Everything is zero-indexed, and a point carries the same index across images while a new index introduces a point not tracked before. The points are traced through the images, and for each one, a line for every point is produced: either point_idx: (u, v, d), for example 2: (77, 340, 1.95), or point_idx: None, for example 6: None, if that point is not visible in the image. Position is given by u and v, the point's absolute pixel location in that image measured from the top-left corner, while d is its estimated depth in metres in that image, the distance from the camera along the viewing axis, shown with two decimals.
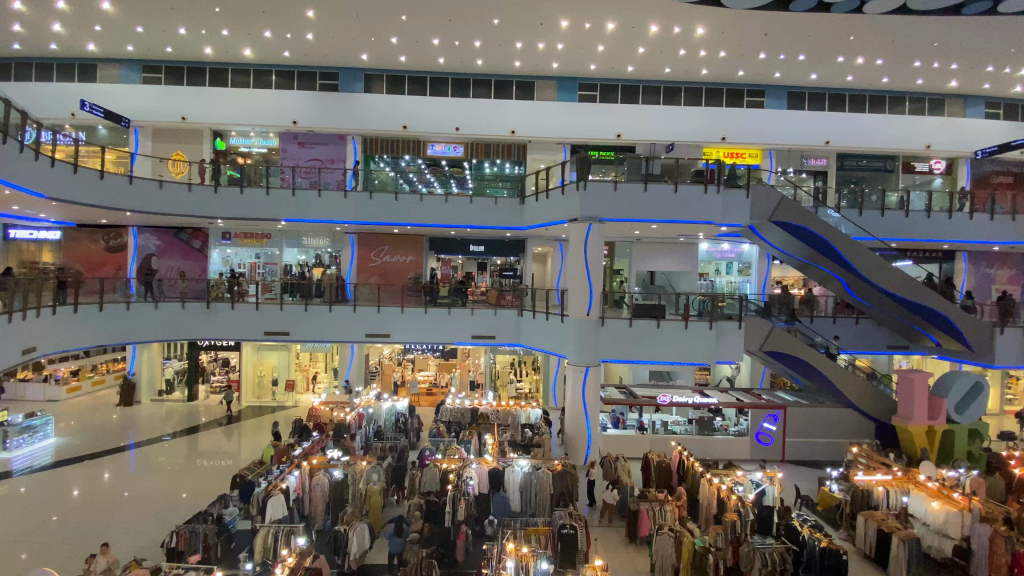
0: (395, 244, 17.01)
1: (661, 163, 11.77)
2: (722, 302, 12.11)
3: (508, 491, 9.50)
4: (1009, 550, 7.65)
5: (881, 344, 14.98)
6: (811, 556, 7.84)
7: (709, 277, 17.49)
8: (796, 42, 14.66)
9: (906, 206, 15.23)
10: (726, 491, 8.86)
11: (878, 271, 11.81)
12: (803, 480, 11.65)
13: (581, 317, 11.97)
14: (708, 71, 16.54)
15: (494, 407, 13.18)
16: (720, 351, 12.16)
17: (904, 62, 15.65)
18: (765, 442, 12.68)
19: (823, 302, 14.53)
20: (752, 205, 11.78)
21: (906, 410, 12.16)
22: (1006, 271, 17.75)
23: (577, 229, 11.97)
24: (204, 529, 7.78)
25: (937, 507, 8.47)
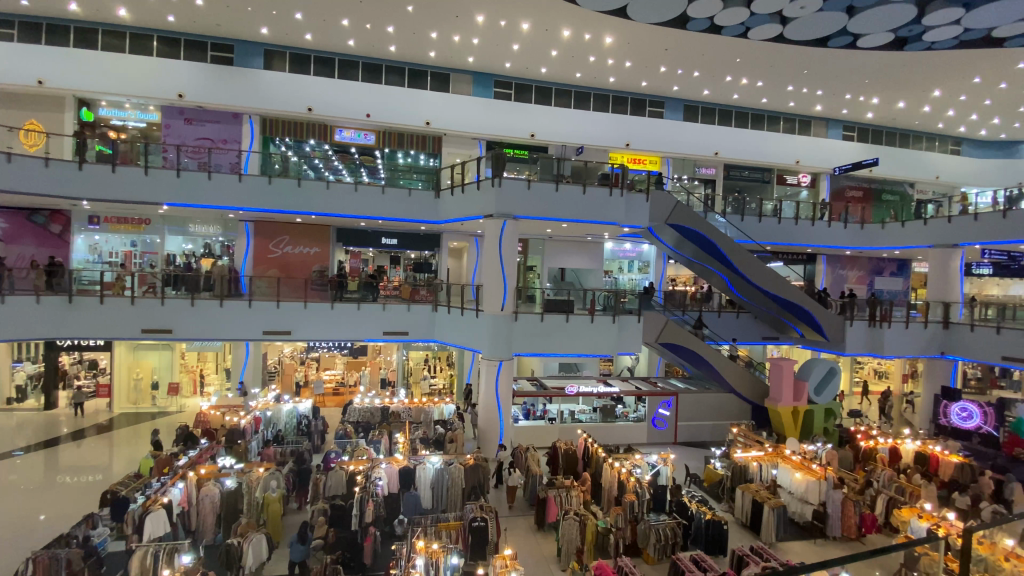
0: (297, 233, 15.66)
1: (572, 164, 11.97)
2: (624, 297, 12.73)
3: (419, 489, 9.11)
4: (857, 512, 8.99)
5: (757, 336, 16.59)
6: (698, 529, 8.46)
7: (613, 274, 18.31)
8: (692, 60, 15.74)
9: (779, 213, 17.03)
10: (626, 474, 9.18)
11: (756, 272, 13.03)
12: (692, 460, 12.57)
13: (495, 311, 11.92)
14: (615, 79, 17.23)
15: (406, 405, 12.62)
16: (622, 343, 12.76)
17: (780, 85, 17.48)
18: (659, 426, 13.54)
19: (711, 299, 15.82)
20: (651, 208, 12.50)
21: (776, 393, 13.54)
22: (855, 271, 20.61)
23: (492, 224, 11.85)
24: (68, 552, 6.54)
25: (800, 478, 9.37)
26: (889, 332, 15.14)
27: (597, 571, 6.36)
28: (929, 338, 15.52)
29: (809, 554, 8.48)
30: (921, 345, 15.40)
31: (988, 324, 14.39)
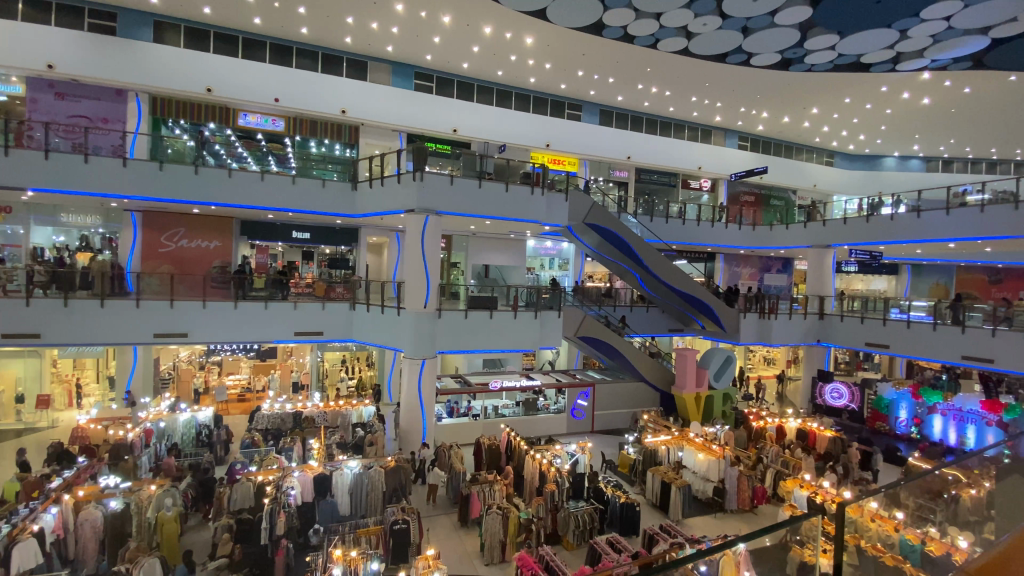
0: (194, 226, 14.22)
1: (494, 162, 11.98)
2: (545, 293, 12.99)
3: (337, 495, 8.68)
4: (750, 486, 9.96)
5: (664, 328, 17.71)
6: (613, 512, 8.90)
7: (536, 272, 18.69)
8: (607, 66, 16.39)
9: (683, 215, 18.33)
10: (546, 464, 9.38)
11: (663, 268, 13.97)
12: (607, 446, 13.21)
13: (418, 309, 11.62)
14: (535, 79, 17.47)
15: (321, 409, 11.94)
16: (544, 337, 13.01)
17: (685, 95, 18.78)
18: (578, 416, 14.01)
19: (623, 294, 16.62)
20: (570, 208, 12.86)
21: (682, 380, 14.53)
22: (748, 268, 22.81)
23: (413, 220, 11.50)
24: None
25: (703, 458, 10.17)
26: (776, 322, 16.91)
27: (519, 563, 6.43)
28: (807, 328, 17.50)
29: (710, 528, 9.24)
30: (800, 335, 17.38)
31: (855, 314, 16.62)
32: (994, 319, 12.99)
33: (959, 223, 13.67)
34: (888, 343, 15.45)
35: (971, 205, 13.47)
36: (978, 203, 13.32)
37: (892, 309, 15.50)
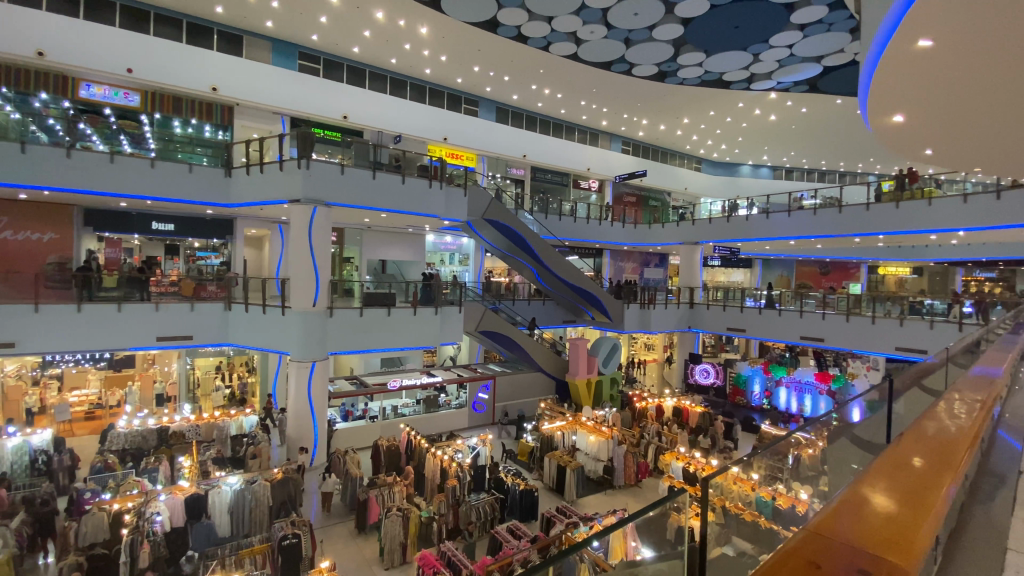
0: (20, 214, 11.85)
1: (389, 152, 11.51)
2: (445, 289, 12.89)
3: (213, 517, 7.80)
4: (635, 462, 10.86)
5: (559, 320, 18.53)
6: (513, 500, 9.11)
7: (436, 267, 18.41)
8: (502, 64, 16.57)
9: (575, 213, 19.31)
10: (448, 460, 9.36)
11: (557, 262, 14.60)
12: (507, 437, 13.60)
13: (306, 308, 10.88)
14: (431, 71, 17.17)
15: (191, 423, 10.62)
16: (444, 333, 12.90)
17: (576, 99, 19.72)
18: (479, 409, 14.08)
19: (521, 288, 17.10)
20: (469, 202, 12.88)
21: (574, 367, 15.38)
22: (631, 263, 24.80)
23: (299, 212, 10.67)
24: None
25: (594, 440, 10.82)
26: (654, 311, 18.55)
27: (421, 561, 6.41)
28: (680, 315, 19.48)
29: (600, 505, 9.92)
30: (674, 322, 19.28)
31: (718, 303, 18.87)
32: (824, 304, 15.55)
33: (798, 223, 16.26)
34: (745, 327, 17.78)
35: (806, 208, 16.00)
36: (811, 207, 15.87)
37: (747, 298, 17.86)
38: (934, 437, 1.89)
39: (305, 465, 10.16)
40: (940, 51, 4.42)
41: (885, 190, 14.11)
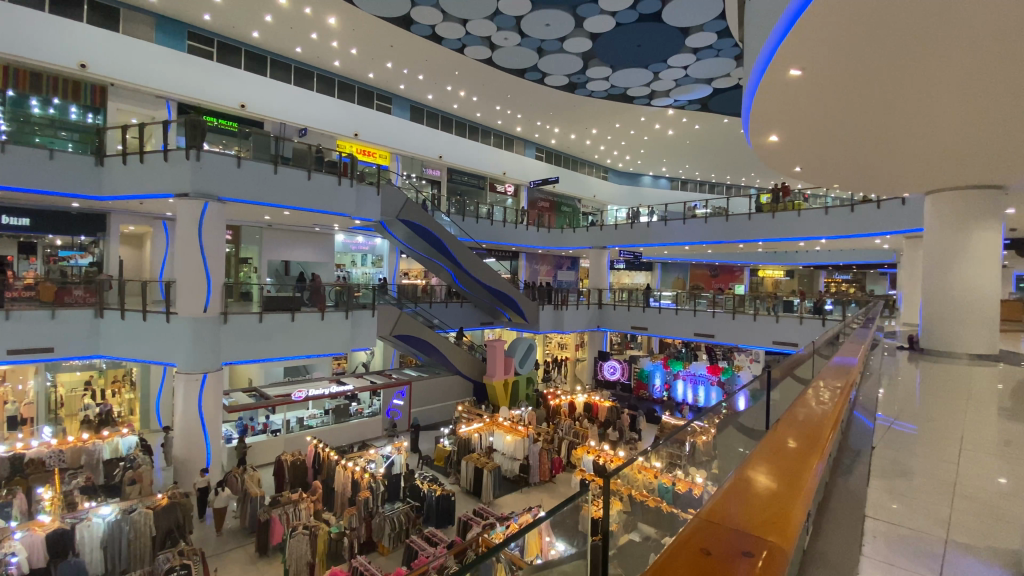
0: None
1: (293, 146, 10.85)
2: (357, 292, 12.35)
3: (82, 555, 6.77)
4: (548, 459, 11.19)
5: (476, 322, 18.51)
6: (429, 506, 8.95)
7: (345, 268, 17.61)
8: (416, 62, 16.27)
9: (491, 216, 19.37)
10: (360, 471, 8.90)
11: (474, 264, 14.63)
12: (424, 442, 13.48)
13: (196, 314, 9.86)
14: (340, 64, 16.41)
15: (53, 449, 9.11)
16: (355, 339, 12.35)
17: (491, 103, 19.92)
18: (394, 416, 13.71)
19: (438, 290, 16.90)
20: (382, 202, 12.47)
21: (490, 369, 15.49)
22: (545, 266, 25.51)
23: (187, 208, 9.65)
24: None
25: (511, 440, 10.90)
26: (567, 312, 19.26)
27: None
28: (590, 315, 20.45)
29: (516, 503, 10.08)
30: (586, 321, 20.20)
31: (624, 303, 20.10)
32: (714, 304, 17.22)
33: (691, 230, 17.86)
34: (647, 326, 19.13)
35: (699, 217, 17.57)
36: (703, 215, 17.47)
37: (649, 298, 19.27)
38: (805, 421, 2.18)
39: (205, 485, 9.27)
40: (805, 81, 5.11)
41: (763, 202, 15.92)
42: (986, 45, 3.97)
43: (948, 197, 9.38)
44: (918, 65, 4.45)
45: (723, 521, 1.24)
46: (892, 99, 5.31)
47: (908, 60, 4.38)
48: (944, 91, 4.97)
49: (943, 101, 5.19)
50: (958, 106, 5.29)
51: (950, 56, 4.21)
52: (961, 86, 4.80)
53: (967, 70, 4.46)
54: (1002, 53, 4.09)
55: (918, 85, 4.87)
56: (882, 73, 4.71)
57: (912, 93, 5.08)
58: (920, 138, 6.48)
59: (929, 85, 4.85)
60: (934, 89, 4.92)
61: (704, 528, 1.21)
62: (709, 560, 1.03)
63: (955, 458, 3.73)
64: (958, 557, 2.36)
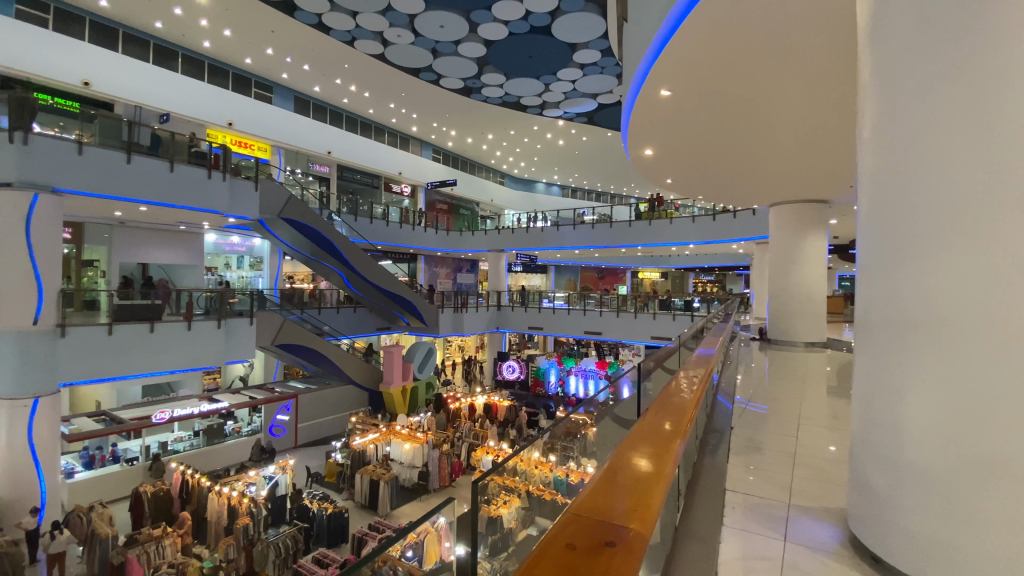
0: None
1: (152, 132, 9.49)
2: (232, 298, 11.16)
3: None
4: (448, 463, 10.93)
5: (371, 328, 17.70)
6: (319, 526, 8.34)
7: (218, 272, 15.82)
8: (300, 51, 15.17)
9: (387, 216, 18.54)
10: (237, 497, 8.09)
11: (367, 267, 13.95)
12: (313, 458, 12.53)
13: (22, 327, 8.05)
14: (210, 45, 14.76)
15: None
16: (229, 351, 11.14)
17: (384, 100, 19.25)
18: (278, 433, 12.68)
19: (328, 295, 15.89)
20: (261, 198, 11.40)
21: (387, 377, 15.00)
22: (444, 268, 25.20)
23: (9, 201, 7.86)
24: None
25: (409, 448, 10.49)
26: (466, 315, 19.25)
27: None
28: (489, 317, 20.61)
29: (415, 512, 9.79)
30: (485, 323, 20.34)
31: (521, 305, 20.65)
32: (601, 303, 18.46)
33: (582, 235, 18.95)
34: (543, 326, 19.90)
35: (587, 223, 18.76)
36: (591, 221, 18.68)
37: (544, 299, 20.10)
38: (672, 405, 2.40)
39: (35, 530, 7.72)
40: (674, 101, 5.66)
41: (642, 211, 17.41)
42: (811, 77, 4.75)
43: (787, 209, 11.08)
44: (763, 91, 5.17)
45: (597, 509, 1.23)
46: (744, 120, 6.09)
47: (755, 86, 5.08)
48: (783, 116, 5.84)
49: (783, 124, 6.09)
50: (794, 129, 6.24)
51: (786, 84, 4.95)
52: (795, 111, 5.66)
53: (799, 98, 5.28)
54: (823, 86, 4.92)
55: (764, 109, 5.65)
56: (735, 97, 5.40)
57: (760, 116, 5.89)
58: (767, 156, 7.52)
59: (770, 110, 5.68)
60: (776, 114, 5.76)
61: (577, 517, 1.20)
62: (580, 555, 0.99)
63: (794, 433, 4.37)
64: (798, 518, 2.75)
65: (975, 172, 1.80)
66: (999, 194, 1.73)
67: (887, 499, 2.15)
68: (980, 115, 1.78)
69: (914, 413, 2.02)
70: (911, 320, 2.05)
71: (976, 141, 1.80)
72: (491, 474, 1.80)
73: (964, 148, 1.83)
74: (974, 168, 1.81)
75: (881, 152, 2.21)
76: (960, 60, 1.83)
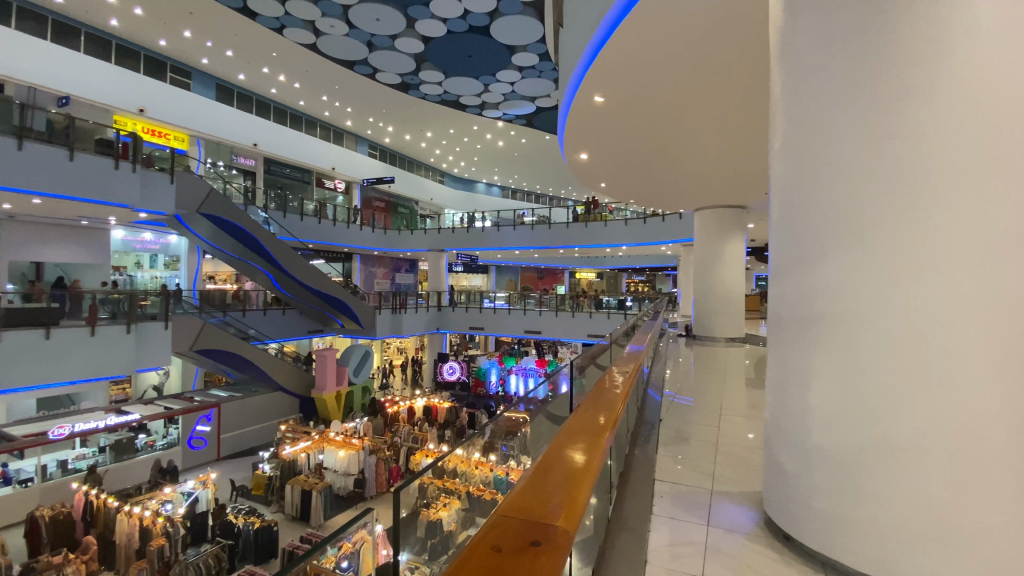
0: None
1: (46, 117, 8.49)
2: (143, 300, 10.17)
3: None
4: (387, 468, 10.70)
5: (302, 331, 16.90)
6: (246, 541, 7.83)
7: (127, 272, 14.45)
8: (223, 36, 14.19)
9: (319, 214, 17.75)
10: (150, 517, 7.44)
11: (297, 266, 13.30)
12: (238, 471, 11.76)
13: None
14: (118, 23, 13.46)
15: None
16: (141, 358, 10.19)
17: (317, 93, 18.43)
18: (197, 446, 11.76)
19: (255, 297, 14.93)
20: (177, 192, 10.52)
21: (320, 382, 14.40)
22: (382, 268, 24.52)
23: None
24: None
25: (343, 456, 10.20)
26: (405, 316, 18.86)
27: None
28: (429, 318, 20.30)
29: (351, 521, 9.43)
30: (425, 324, 20.02)
31: (462, 305, 20.51)
32: (541, 303, 18.76)
33: (521, 235, 19.15)
34: (484, 326, 19.92)
35: (527, 223, 18.98)
36: (530, 222, 18.93)
37: (485, 299, 20.13)
38: (604, 400, 2.49)
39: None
40: (606, 107, 5.85)
41: (579, 212, 17.87)
42: (729, 89, 5.09)
43: (711, 213, 11.81)
44: (688, 101, 5.48)
45: (522, 509, 1.24)
46: (672, 128, 6.42)
47: (681, 96, 5.36)
48: (705, 125, 6.22)
49: (705, 132, 6.48)
50: (715, 137, 6.66)
51: (706, 95, 5.27)
52: (717, 121, 6.04)
53: (720, 109, 5.64)
54: (741, 99, 5.29)
55: (689, 118, 5.99)
56: (663, 105, 5.68)
57: (685, 124, 6.24)
58: (693, 163, 7.97)
59: (695, 119, 6.03)
60: (699, 123, 6.12)
61: (503, 518, 1.20)
62: (502, 557, 1.00)
63: (716, 423, 4.67)
64: (720, 503, 2.94)
65: (875, 185, 2.03)
66: (898, 203, 1.97)
67: (794, 482, 2.35)
68: (881, 134, 2.01)
69: (819, 402, 2.23)
70: (816, 317, 2.25)
71: (874, 156, 2.03)
72: (430, 476, 1.83)
73: (865, 162, 2.05)
74: (875, 180, 2.03)
75: (790, 164, 2.41)
76: (863, 82, 2.05)
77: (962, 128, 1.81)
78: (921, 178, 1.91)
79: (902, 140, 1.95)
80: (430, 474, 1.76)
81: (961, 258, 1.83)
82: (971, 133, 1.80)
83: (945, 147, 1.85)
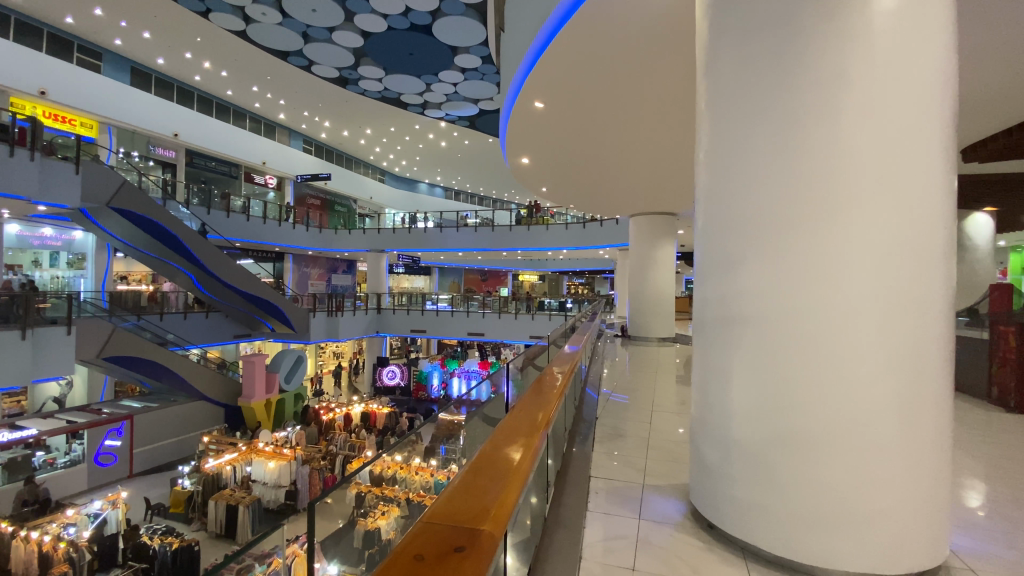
0: None
1: None
2: (43, 302, 9.25)
3: None
4: (321, 479, 9.82)
5: (228, 335, 15.85)
6: (162, 564, 7.05)
7: (23, 271, 12.69)
8: (140, 16, 13.08)
9: (247, 210, 16.68)
10: (50, 542, 6.74)
11: (223, 266, 12.47)
12: (153, 489, 10.81)
13: None
14: None
15: None
16: (40, 366, 9.18)
17: (247, 83, 17.40)
18: (104, 462, 10.58)
19: (173, 299, 13.76)
20: (84, 183, 9.50)
21: (248, 390, 13.61)
22: (317, 269, 23.52)
23: None
24: None
25: (273, 466, 9.45)
26: (342, 319, 18.20)
27: None
28: (368, 321, 19.74)
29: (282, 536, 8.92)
30: (363, 327, 19.43)
31: (402, 307, 20.08)
32: (483, 305, 18.79)
33: (463, 237, 19.05)
34: (426, 328, 19.65)
35: (470, 225, 18.93)
36: (473, 224, 18.90)
37: (427, 301, 19.90)
38: (540, 399, 2.52)
39: None
40: (545, 113, 5.96)
41: (522, 216, 18.10)
42: (659, 102, 5.37)
43: (645, 219, 12.34)
44: (621, 111, 5.71)
45: (447, 513, 1.23)
46: (607, 136, 6.66)
47: (615, 106, 5.57)
48: (637, 135, 6.50)
49: (638, 142, 6.78)
50: (647, 147, 6.98)
51: (638, 107, 5.52)
52: (649, 131, 6.34)
53: (651, 120, 5.92)
54: (670, 111, 5.59)
55: (622, 127, 6.24)
56: (598, 114, 5.88)
57: (619, 133, 6.49)
58: (628, 170, 8.28)
59: (628, 129, 6.29)
60: (631, 132, 6.40)
61: (428, 525, 1.18)
62: (426, 564, 0.99)
63: (648, 419, 4.87)
64: (650, 496, 3.06)
65: (787, 196, 2.21)
66: (808, 212, 2.15)
67: (717, 474, 2.49)
68: (792, 149, 2.18)
69: (738, 398, 2.37)
70: (735, 317, 2.39)
71: (787, 167, 2.20)
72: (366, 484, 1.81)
73: (782, 172, 2.21)
74: (789, 190, 2.20)
75: (714, 172, 2.54)
76: (780, 100, 2.21)
77: (862, 146, 2.05)
78: (829, 189, 2.10)
79: (814, 153, 2.13)
80: (362, 478, 1.74)
81: (861, 261, 2.06)
82: (867, 150, 2.05)
83: (845, 161, 2.08)
